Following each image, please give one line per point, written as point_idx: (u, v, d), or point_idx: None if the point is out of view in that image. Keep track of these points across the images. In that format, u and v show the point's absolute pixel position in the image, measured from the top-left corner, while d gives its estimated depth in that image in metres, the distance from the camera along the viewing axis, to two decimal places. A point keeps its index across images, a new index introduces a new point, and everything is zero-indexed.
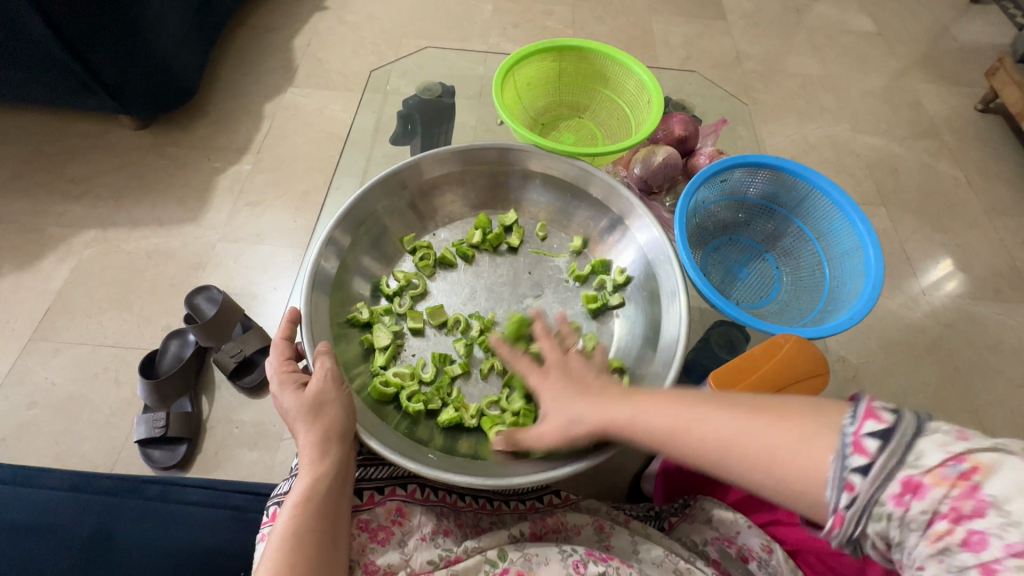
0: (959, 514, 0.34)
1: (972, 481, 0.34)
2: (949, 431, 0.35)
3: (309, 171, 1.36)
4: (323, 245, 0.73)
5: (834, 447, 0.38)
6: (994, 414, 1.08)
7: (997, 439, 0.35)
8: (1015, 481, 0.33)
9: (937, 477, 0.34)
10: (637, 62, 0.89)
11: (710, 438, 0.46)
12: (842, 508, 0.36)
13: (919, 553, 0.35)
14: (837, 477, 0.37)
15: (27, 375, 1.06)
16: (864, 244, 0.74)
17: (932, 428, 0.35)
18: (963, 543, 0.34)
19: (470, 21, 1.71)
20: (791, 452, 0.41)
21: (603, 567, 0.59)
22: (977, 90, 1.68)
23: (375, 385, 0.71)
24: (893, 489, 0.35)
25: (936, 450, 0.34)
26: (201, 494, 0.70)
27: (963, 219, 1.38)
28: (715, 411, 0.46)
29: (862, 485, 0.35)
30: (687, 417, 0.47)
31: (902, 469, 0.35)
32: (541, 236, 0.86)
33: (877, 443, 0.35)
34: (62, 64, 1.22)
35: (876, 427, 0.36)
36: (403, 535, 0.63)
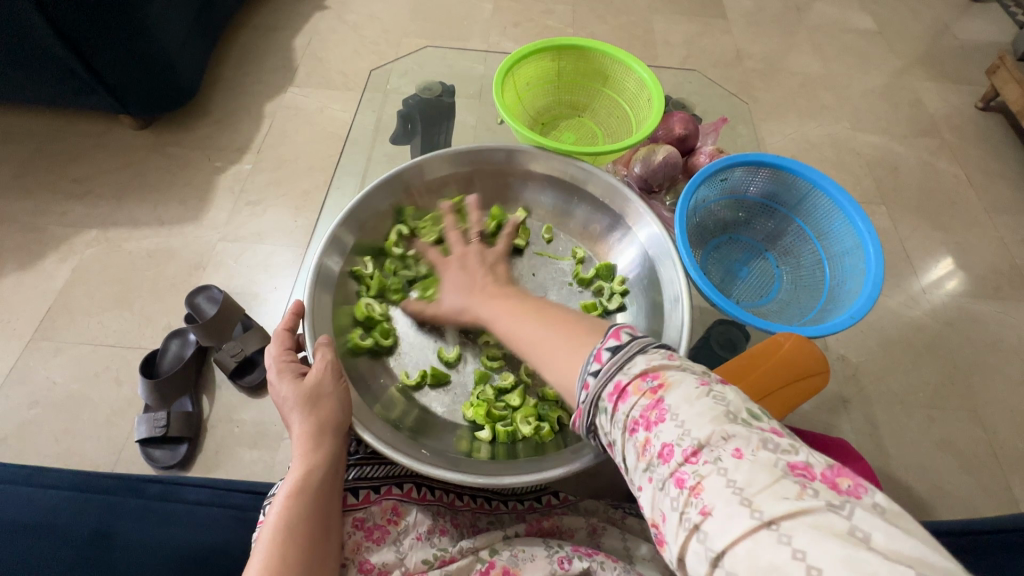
0: (648, 421, 0.40)
1: (658, 394, 0.41)
2: (659, 354, 0.44)
3: (310, 170, 1.36)
4: (326, 244, 0.72)
5: (586, 360, 0.48)
6: (994, 412, 1.08)
7: (693, 368, 0.43)
8: (687, 393, 0.40)
9: (638, 388, 0.42)
10: (637, 60, 0.89)
11: (522, 336, 0.58)
12: (585, 404, 0.46)
13: (636, 467, 0.41)
14: (583, 378, 0.47)
15: (28, 374, 1.06)
16: (864, 243, 0.74)
17: (650, 351, 0.44)
18: (658, 453, 0.39)
19: (471, 20, 1.71)
20: (561, 354, 0.52)
21: (587, 562, 0.61)
22: (977, 88, 1.68)
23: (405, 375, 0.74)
24: (614, 395, 0.43)
25: (643, 366, 0.43)
26: (203, 494, 0.71)
27: (964, 218, 1.38)
28: (530, 318, 0.59)
29: (595, 387, 0.45)
30: (512, 316, 0.61)
31: (618, 377, 0.44)
32: (547, 238, 0.86)
33: (611, 356, 0.45)
34: (62, 64, 1.22)
35: (616, 347, 0.46)
36: (398, 534, 0.63)
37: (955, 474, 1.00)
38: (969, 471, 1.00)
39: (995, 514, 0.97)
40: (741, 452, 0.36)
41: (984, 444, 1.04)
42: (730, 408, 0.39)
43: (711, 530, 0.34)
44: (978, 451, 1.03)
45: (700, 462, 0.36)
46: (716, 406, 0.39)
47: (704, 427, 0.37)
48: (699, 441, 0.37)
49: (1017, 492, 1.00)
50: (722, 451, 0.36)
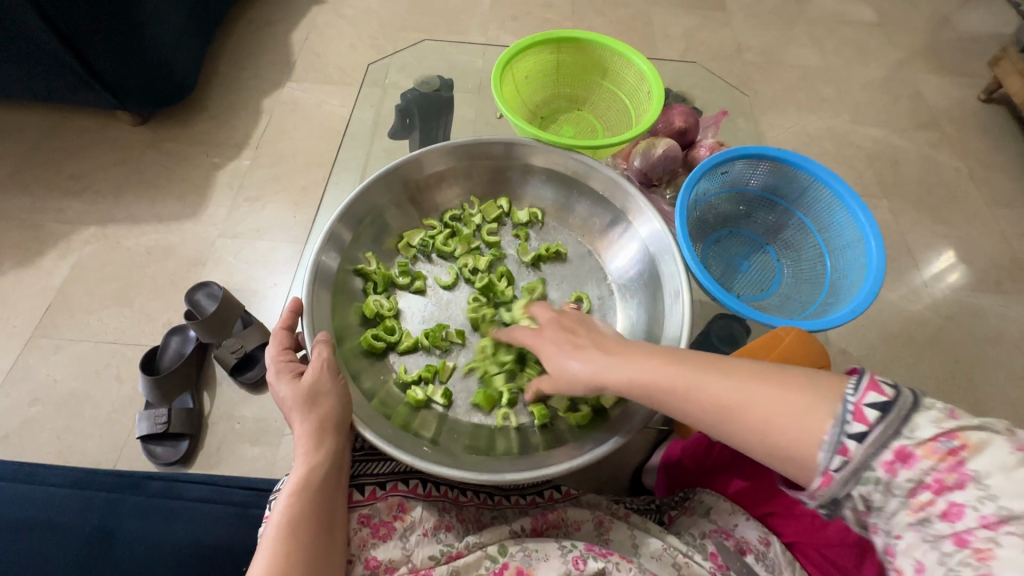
0: (942, 486, 0.40)
1: (956, 458, 0.39)
2: (942, 411, 0.41)
3: (308, 166, 1.35)
4: (324, 239, 0.72)
5: (835, 417, 0.44)
6: (996, 405, 1.08)
7: (988, 422, 0.40)
8: (992, 462, 0.39)
9: (927, 451, 0.40)
10: (637, 53, 0.88)
11: (705, 402, 0.51)
12: (832, 469, 0.43)
13: (902, 523, 0.42)
14: (835, 441, 0.43)
15: (28, 372, 1.06)
16: (866, 237, 0.74)
17: (927, 407, 0.41)
18: (940, 513, 0.40)
19: (468, 13, 1.70)
20: (788, 420, 0.46)
21: (602, 563, 0.59)
22: (978, 80, 1.67)
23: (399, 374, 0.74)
24: (886, 457, 0.41)
25: (931, 429, 0.40)
26: (203, 490, 0.70)
27: (965, 211, 1.38)
28: (723, 371, 0.51)
29: (854, 449, 0.42)
30: (689, 379, 0.52)
31: (897, 442, 0.41)
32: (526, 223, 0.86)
33: (877, 416, 0.41)
34: (58, 60, 1.21)
35: (879, 399, 0.42)
36: (404, 530, 0.62)
37: None
38: None
39: None
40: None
41: None
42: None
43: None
44: None
45: (1001, 532, 0.38)
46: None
47: (1016, 500, 0.37)
48: (1008, 512, 0.38)
49: None
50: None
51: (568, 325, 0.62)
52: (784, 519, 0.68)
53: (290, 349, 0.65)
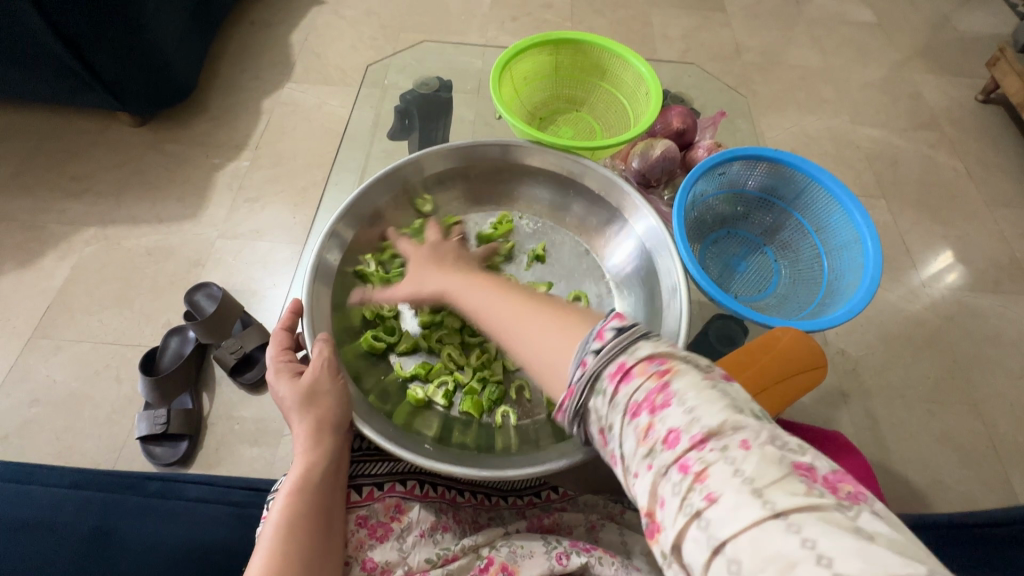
0: (654, 406, 0.38)
1: (666, 379, 0.39)
2: (661, 343, 0.42)
3: (307, 167, 1.36)
4: (325, 239, 0.72)
5: (580, 343, 0.47)
6: (995, 406, 1.08)
7: (696, 360, 0.41)
8: (695, 382, 0.38)
9: (643, 371, 0.40)
10: (635, 54, 0.89)
11: (515, 327, 0.57)
12: (576, 381, 0.43)
13: (634, 455, 0.38)
14: (579, 358, 0.44)
15: (28, 373, 1.06)
16: (863, 237, 0.74)
17: (652, 339, 0.42)
18: (663, 439, 0.36)
19: (467, 14, 1.70)
20: (551, 344, 0.51)
21: (586, 558, 0.59)
22: (977, 80, 1.67)
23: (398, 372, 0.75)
24: (612, 373, 0.41)
25: (650, 351, 0.41)
26: (200, 490, 0.70)
27: (964, 212, 1.38)
28: (531, 308, 0.57)
29: (593, 364, 0.43)
30: (505, 307, 0.60)
31: (622, 357, 0.41)
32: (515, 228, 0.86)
33: (614, 336, 0.43)
34: (58, 62, 1.21)
35: (618, 324, 0.44)
36: (402, 531, 0.63)
37: (955, 468, 1.00)
38: (968, 464, 1.01)
39: (994, 507, 0.98)
40: (749, 443, 0.34)
41: (983, 438, 1.04)
42: (736, 403, 0.37)
43: (716, 519, 0.32)
44: (977, 444, 1.03)
45: (707, 450, 0.34)
46: (726, 398, 0.37)
47: (714, 416, 0.36)
48: (709, 429, 0.35)
49: (1016, 486, 1.01)
50: (731, 442, 0.34)
51: (439, 253, 0.77)
52: None
53: (291, 349, 0.66)
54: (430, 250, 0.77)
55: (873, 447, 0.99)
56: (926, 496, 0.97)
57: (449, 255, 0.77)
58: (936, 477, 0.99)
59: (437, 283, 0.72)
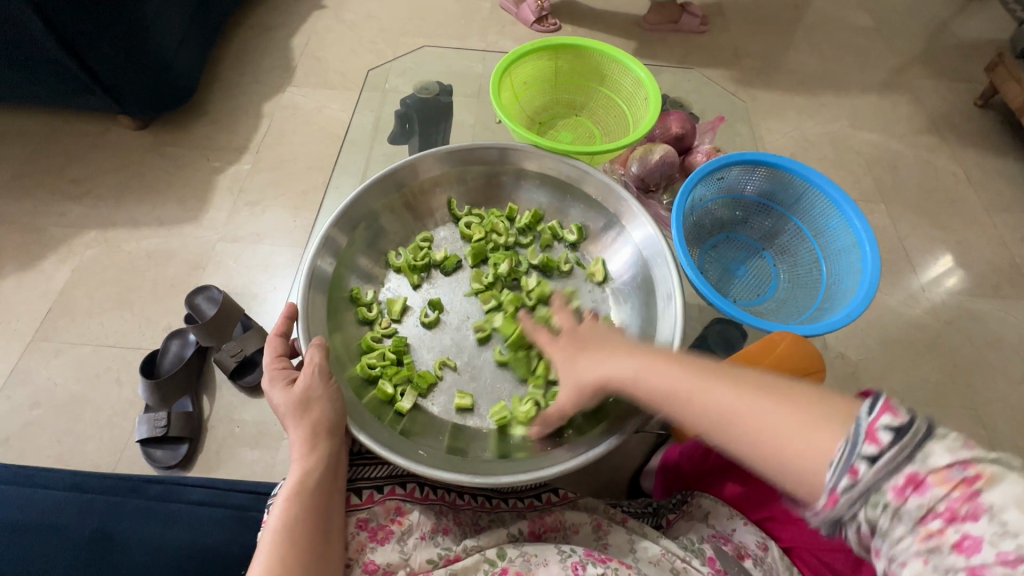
0: (954, 517, 0.33)
1: (974, 488, 0.33)
2: (957, 438, 0.34)
3: (308, 171, 1.36)
4: (320, 245, 0.73)
5: (845, 436, 0.37)
6: (994, 411, 1.08)
7: (1001, 454, 0.34)
8: (1017, 498, 0.32)
9: (941, 477, 0.33)
10: (633, 60, 0.90)
11: (716, 412, 0.46)
12: (841, 491, 0.36)
13: (917, 567, 0.34)
14: (844, 460, 0.36)
15: (29, 376, 1.06)
16: (861, 242, 0.74)
17: (942, 433, 0.34)
18: (963, 560, 0.32)
19: (468, 19, 1.71)
20: (795, 439, 0.40)
21: (602, 569, 0.59)
22: (975, 85, 1.67)
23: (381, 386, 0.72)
24: (895, 481, 0.34)
25: (945, 455, 0.33)
26: (203, 494, 0.71)
27: (962, 216, 1.38)
28: (734, 387, 0.46)
29: (865, 469, 0.35)
30: (697, 387, 0.48)
31: (908, 467, 0.34)
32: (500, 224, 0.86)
33: (893, 435, 0.34)
34: (60, 65, 1.22)
35: (892, 420, 0.35)
36: (402, 534, 0.63)
37: None
38: None
39: None
40: None
41: (982, 442, 1.04)
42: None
43: None
44: None
45: None
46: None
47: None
48: None
49: None
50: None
51: (584, 333, 0.60)
52: (783, 525, 0.70)
53: (285, 356, 0.66)
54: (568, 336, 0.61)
55: None
56: None
57: (595, 333, 0.60)
58: None
59: (589, 368, 0.57)
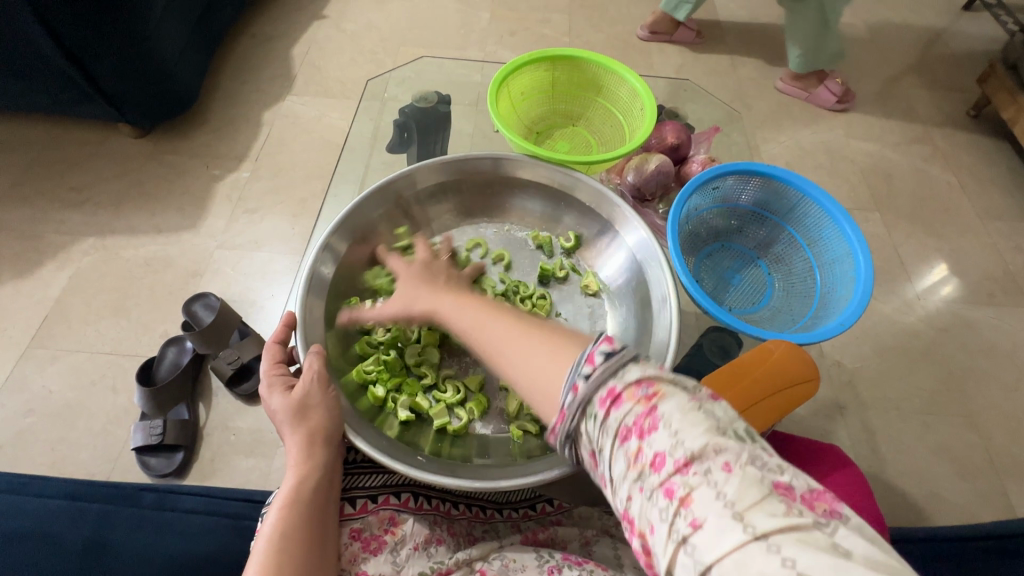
0: (642, 430, 0.37)
1: (653, 402, 0.38)
2: (650, 364, 0.41)
3: (307, 178, 1.37)
4: (318, 252, 0.73)
5: (575, 363, 0.45)
6: (990, 419, 1.08)
7: (685, 381, 0.40)
8: (680, 404, 0.37)
9: (631, 394, 0.39)
10: (629, 70, 0.91)
11: (497, 346, 0.53)
12: (568, 405, 0.43)
13: (624, 478, 0.38)
14: (569, 381, 0.43)
15: (25, 383, 1.06)
16: (854, 252, 0.75)
17: (642, 361, 0.41)
18: (649, 462, 0.36)
19: (467, 29, 1.72)
20: (543, 368, 0.47)
21: (577, 571, 0.59)
22: (969, 95, 1.69)
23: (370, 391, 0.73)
24: (602, 395, 0.40)
25: (637, 372, 0.40)
26: (195, 502, 0.70)
27: (957, 225, 1.39)
28: (516, 325, 0.54)
29: (584, 388, 0.42)
30: (486, 325, 0.56)
31: (611, 381, 0.41)
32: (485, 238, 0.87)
33: (604, 360, 0.42)
34: (62, 74, 1.23)
35: (607, 350, 0.42)
36: (395, 544, 0.63)
37: (951, 481, 1.00)
38: (963, 477, 1.01)
39: (990, 520, 0.98)
40: (731, 466, 0.34)
41: (978, 449, 1.04)
42: (720, 423, 0.37)
43: (700, 544, 0.32)
44: (973, 456, 1.04)
45: (691, 475, 0.34)
46: (710, 419, 0.37)
47: (698, 438, 0.35)
48: (692, 453, 0.35)
49: (1013, 498, 1.00)
50: (714, 465, 0.34)
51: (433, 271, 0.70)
52: None
53: (284, 363, 0.66)
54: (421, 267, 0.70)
55: (868, 458, 1.00)
56: (921, 508, 0.98)
57: (442, 275, 0.69)
58: (931, 490, 0.99)
59: (428, 302, 0.64)
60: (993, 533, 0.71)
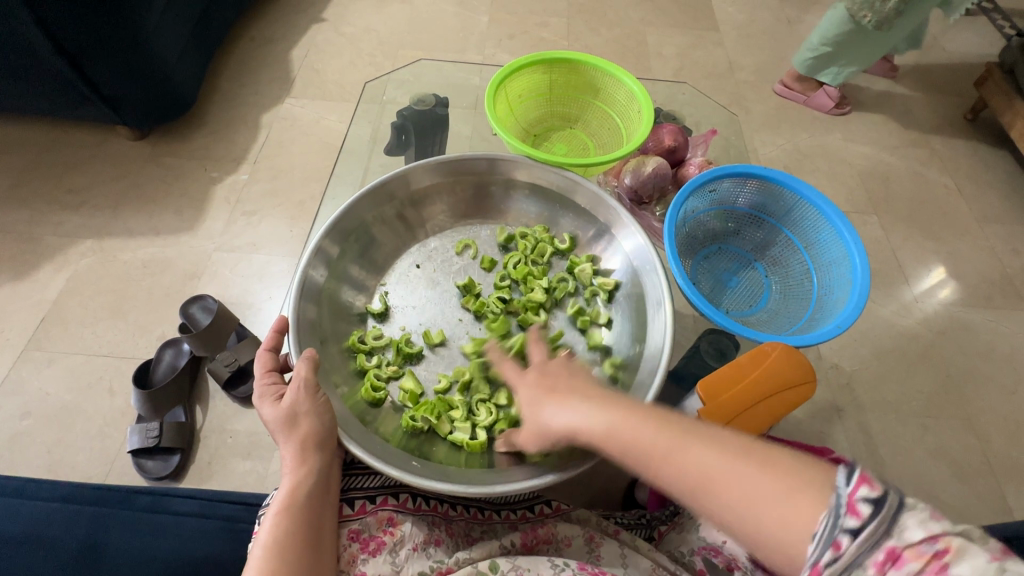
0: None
1: (943, 561, 0.33)
2: (924, 508, 0.35)
3: (305, 181, 1.37)
4: (313, 254, 0.73)
5: (826, 509, 0.37)
6: (988, 421, 1.08)
7: (967, 529, 0.34)
8: (984, 572, 0.32)
9: (914, 552, 0.33)
10: (627, 73, 0.91)
11: (688, 470, 0.44)
12: (823, 568, 0.35)
13: None
14: (825, 535, 0.36)
15: (21, 385, 1.05)
16: (851, 254, 0.75)
17: (911, 505, 0.35)
18: None
19: (465, 32, 1.73)
20: (770, 508, 0.40)
21: None
22: (965, 99, 1.69)
23: (365, 390, 0.73)
24: (875, 556, 0.34)
25: (918, 526, 0.34)
26: (192, 505, 0.69)
27: (955, 228, 1.39)
28: (710, 448, 0.44)
29: (847, 544, 0.35)
30: (667, 444, 0.46)
31: (886, 539, 0.34)
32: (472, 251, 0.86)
33: (871, 509, 0.34)
34: (61, 77, 1.23)
35: (869, 493, 0.35)
36: (394, 545, 0.62)
37: (950, 483, 1.00)
38: (962, 479, 1.01)
39: (989, 523, 0.98)
40: None
41: (977, 453, 1.04)
42: None
43: None
44: (972, 459, 1.04)
45: None
46: None
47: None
48: None
49: (1012, 501, 1.00)
50: None
51: (553, 373, 0.58)
52: None
53: (275, 370, 0.66)
54: (538, 377, 0.58)
55: (867, 461, 0.99)
56: None
57: (563, 373, 0.57)
58: (931, 493, 0.99)
59: (568, 418, 0.52)
60: (992, 537, 0.70)
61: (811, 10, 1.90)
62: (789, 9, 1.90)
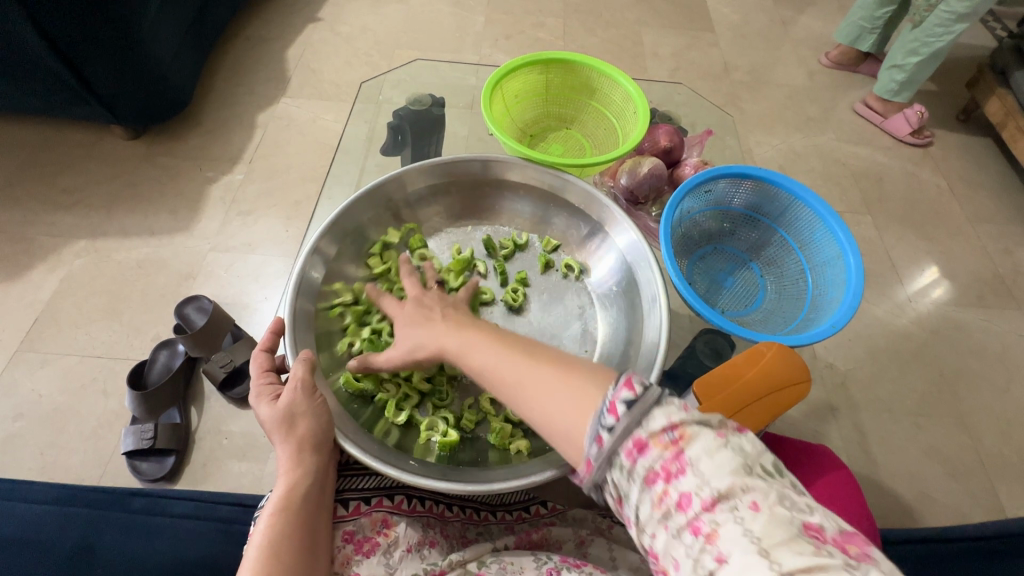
0: (669, 475, 0.39)
1: (679, 446, 0.40)
2: (675, 404, 0.42)
3: (301, 181, 1.36)
4: (308, 255, 0.72)
5: (595, 410, 0.44)
6: (981, 420, 1.09)
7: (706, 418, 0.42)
8: (707, 444, 0.39)
9: (659, 440, 0.40)
10: (623, 74, 0.91)
11: (506, 378, 0.52)
12: (593, 454, 0.43)
13: (650, 518, 0.40)
14: (594, 431, 0.43)
15: (13, 387, 1.05)
16: (844, 254, 0.75)
17: (665, 401, 0.42)
18: (677, 505, 0.39)
19: (462, 32, 1.73)
20: (565, 416, 0.46)
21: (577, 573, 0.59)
22: (958, 100, 1.71)
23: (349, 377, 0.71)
24: (628, 445, 0.41)
25: (662, 418, 0.41)
26: (187, 507, 0.70)
27: (948, 227, 1.40)
28: (516, 362, 0.52)
29: (607, 437, 0.42)
30: (495, 358, 0.54)
31: (637, 431, 0.41)
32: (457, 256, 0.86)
33: (627, 407, 0.42)
34: (54, 75, 1.22)
35: (628, 394, 0.42)
36: (388, 547, 0.62)
37: (942, 481, 1.01)
38: (955, 477, 1.02)
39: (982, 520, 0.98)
40: (759, 505, 0.37)
41: (969, 451, 1.05)
42: (746, 459, 0.39)
43: None
44: (964, 457, 1.04)
45: (720, 514, 0.37)
46: (735, 457, 0.39)
47: (724, 479, 0.38)
48: (719, 493, 0.37)
49: (1004, 499, 1.01)
50: (741, 504, 0.37)
51: (425, 301, 0.66)
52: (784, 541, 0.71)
53: (272, 370, 0.66)
54: (413, 303, 0.67)
55: (860, 460, 1.00)
56: (914, 509, 0.98)
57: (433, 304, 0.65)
58: (924, 491, 1.00)
59: (422, 331, 0.62)
60: (984, 533, 0.71)
61: (805, 12, 1.91)
62: (784, 11, 1.91)
